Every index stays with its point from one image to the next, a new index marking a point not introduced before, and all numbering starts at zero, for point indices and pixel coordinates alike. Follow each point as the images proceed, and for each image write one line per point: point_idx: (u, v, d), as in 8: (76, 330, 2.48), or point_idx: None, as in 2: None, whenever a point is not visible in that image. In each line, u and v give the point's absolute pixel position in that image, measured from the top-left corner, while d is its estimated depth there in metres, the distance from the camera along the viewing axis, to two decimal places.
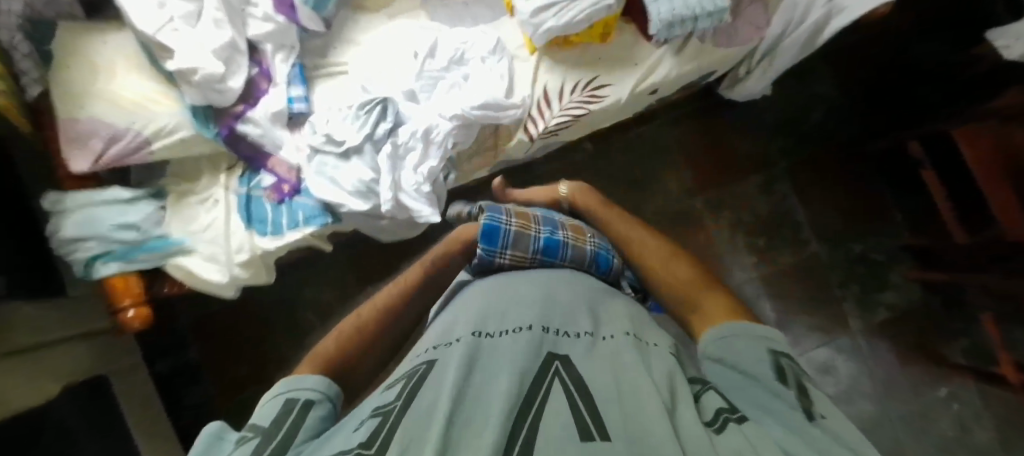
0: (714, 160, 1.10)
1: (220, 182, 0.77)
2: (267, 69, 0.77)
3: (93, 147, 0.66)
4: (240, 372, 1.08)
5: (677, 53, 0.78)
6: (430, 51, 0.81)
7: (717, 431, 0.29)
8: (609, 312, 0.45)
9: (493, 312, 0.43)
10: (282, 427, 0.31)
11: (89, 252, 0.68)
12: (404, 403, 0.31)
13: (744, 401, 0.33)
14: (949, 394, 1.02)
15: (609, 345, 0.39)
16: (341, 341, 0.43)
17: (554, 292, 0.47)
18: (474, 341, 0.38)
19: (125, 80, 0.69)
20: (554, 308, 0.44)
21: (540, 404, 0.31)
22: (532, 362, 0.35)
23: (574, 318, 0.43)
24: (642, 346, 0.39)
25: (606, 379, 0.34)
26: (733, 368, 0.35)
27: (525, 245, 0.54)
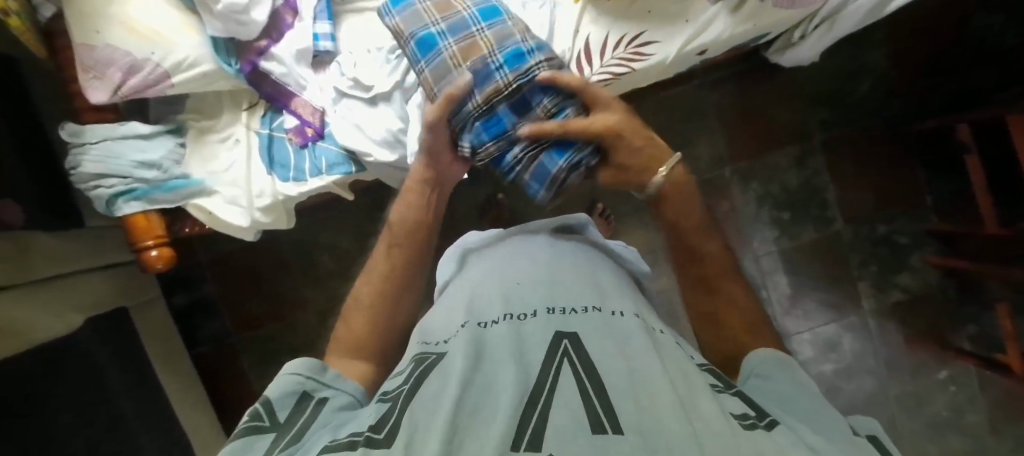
0: (748, 128, 1.05)
1: (242, 120, 0.74)
2: (293, 1, 0.71)
3: (111, 77, 0.63)
4: (256, 310, 1.09)
5: (732, 12, 0.73)
6: None
7: (746, 427, 0.32)
8: (611, 292, 0.50)
9: (504, 298, 0.48)
10: (296, 425, 0.39)
11: (112, 189, 0.65)
12: (410, 390, 0.37)
13: (776, 409, 0.37)
14: (948, 377, 1.06)
15: (619, 325, 0.43)
16: (368, 312, 0.54)
17: (561, 275, 0.52)
18: (483, 332, 0.43)
19: (142, 5, 0.64)
20: (561, 292, 0.48)
21: (550, 385, 0.35)
22: (540, 346, 0.40)
23: (582, 298, 0.47)
24: (647, 329, 0.44)
25: (617, 362, 0.37)
26: (769, 393, 0.39)
27: (500, 38, 0.64)
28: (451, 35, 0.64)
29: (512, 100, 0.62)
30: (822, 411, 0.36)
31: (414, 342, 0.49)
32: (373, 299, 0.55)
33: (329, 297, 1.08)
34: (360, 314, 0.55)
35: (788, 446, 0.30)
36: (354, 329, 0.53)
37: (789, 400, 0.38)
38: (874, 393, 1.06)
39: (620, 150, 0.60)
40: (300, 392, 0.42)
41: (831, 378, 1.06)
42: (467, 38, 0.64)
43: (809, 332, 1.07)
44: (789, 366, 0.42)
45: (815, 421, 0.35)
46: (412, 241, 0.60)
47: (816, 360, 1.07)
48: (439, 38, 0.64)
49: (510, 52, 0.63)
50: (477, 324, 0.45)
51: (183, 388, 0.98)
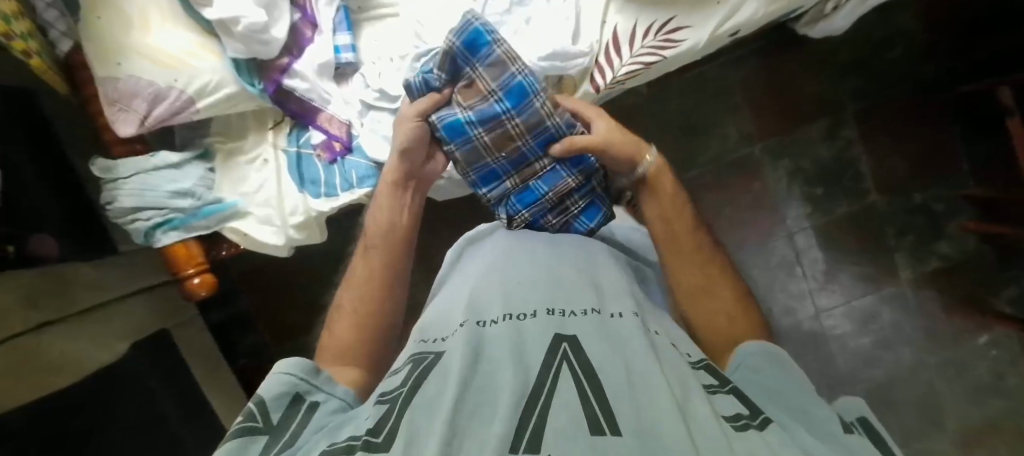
0: (776, 104, 1.02)
1: (268, 140, 0.73)
2: (311, 15, 0.69)
3: (138, 108, 0.62)
4: (293, 321, 1.10)
5: None
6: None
7: (738, 429, 0.31)
8: (609, 289, 0.48)
9: (502, 297, 0.47)
10: (287, 429, 0.38)
11: (149, 222, 0.64)
12: (410, 390, 0.37)
13: (765, 403, 0.37)
14: (989, 342, 1.05)
15: (618, 327, 0.42)
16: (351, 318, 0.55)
17: (556, 275, 0.50)
18: (480, 332, 0.42)
19: (159, 33, 0.63)
20: (559, 291, 0.47)
21: (551, 387, 0.34)
22: (538, 346, 0.39)
23: (580, 298, 0.46)
24: (647, 329, 0.42)
25: (615, 365, 0.36)
26: (757, 388, 0.40)
27: (533, 125, 0.61)
28: (479, 125, 0.62)
29: (544, 175, 0.63)
30: (813, 404, 0.36)
31: (412, 339, 0.48)
32: (356, 302, 0.56)
33: None
34: (344, 317, 0.56)
35: (782, 448, 0.30)
36: (340, 333, 0.54)
37: (779, 395, 0.38)
38: (913, 363, 1.06)
39: (653, 202, 0.58)
40: (293, 392, 0.42)
41: (869, 351, 1.06)
42: (499, 128, 0.62)
43: (845, 306, 1.06)
44: (780, 360, 0.42)
45: (805, 418, 0.35)
46: (391, 243, 0.59)
47: (854, 334, 1.06)
48: (469, 126, 0.62)
49: (545, 139, 0.62)
50: (475, 323, 0.44)
51: (229, 403, 1.00)
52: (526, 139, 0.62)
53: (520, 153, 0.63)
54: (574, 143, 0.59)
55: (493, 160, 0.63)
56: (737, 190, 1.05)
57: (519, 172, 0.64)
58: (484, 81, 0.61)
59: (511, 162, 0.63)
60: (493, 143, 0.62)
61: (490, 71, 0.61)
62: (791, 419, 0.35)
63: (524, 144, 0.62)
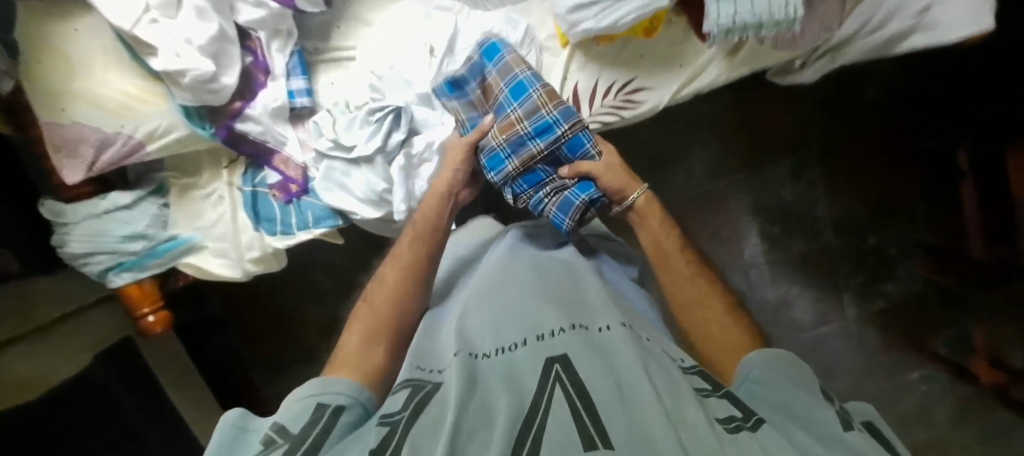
0: (746, 141, 1.03)
1: (223, 178, 0.73)
2: (262, 58, 0.67)
3: (85, 154, 0.62)
4: (260, 326, 1.13)
5: (727, 57, 0.69)
6: (449, 46, 0.68)
7: (730, 432, 0.33)
8: (595, 306, 0.48)
9: (492, 328, 0.46)
10: (312, 433, 0.37)
11: (101, 265, 0.65)
12: (412, 415, 0.36)
13: (768, 413, 0.39)
14: (920, 377, 1.08)
15: (609, 341, 0.41)
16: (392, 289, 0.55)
17: (545, 294, 0.50)
18: (476, 362, 0.41)
19: (104, 77, 0.61)
20: (547, 311, 0.46)
21: (545, 407, 0.33)
22: (530, 369, 0.38)
23: (568, 317, 0.44)
24: (636, 341, 0.42)
25: (604, 378, 0.35)
26: (762, 399, 0.40)
27: (531, 111, 0.63)
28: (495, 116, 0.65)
29: (547, 162, 0.65)
30: (814, 407, 0.37)
31: (408, 369, 0.47)
32: (399, 278, 0.57)
33: (330, 314, 1.11)
34: (383, 290, 0.56)
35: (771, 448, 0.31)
36: (376, 305, 0.54)
37: (783, 402, 0.39)
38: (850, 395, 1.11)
39: (643, 229, 0.63)
40: (316, 402, 0.40)
41: None
42: (507, 117, 0.64)
43: (792, 339, 1.10)
44: (778, 364, 0.43)
45: (805, 422, 0.37)
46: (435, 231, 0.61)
47: None
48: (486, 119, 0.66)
49: (542, 126, 0.63)
50: (468, 354, 0.43)
51: None
52: (527, 125, 0.63)
53: (522, 138, 0.63)
54: (582, 169, 0.64)
55: (497, 143, 0.64)
56: (700, 223, 1.07)
57: (520, 158, 0.64)
58: (496, 78, 0.65)
59: (515, 147, 0.64)
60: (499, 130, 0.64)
61: (500, 71, 0.64)
62: (794, 428, 0.36)
63: (523, 130, 0.63)
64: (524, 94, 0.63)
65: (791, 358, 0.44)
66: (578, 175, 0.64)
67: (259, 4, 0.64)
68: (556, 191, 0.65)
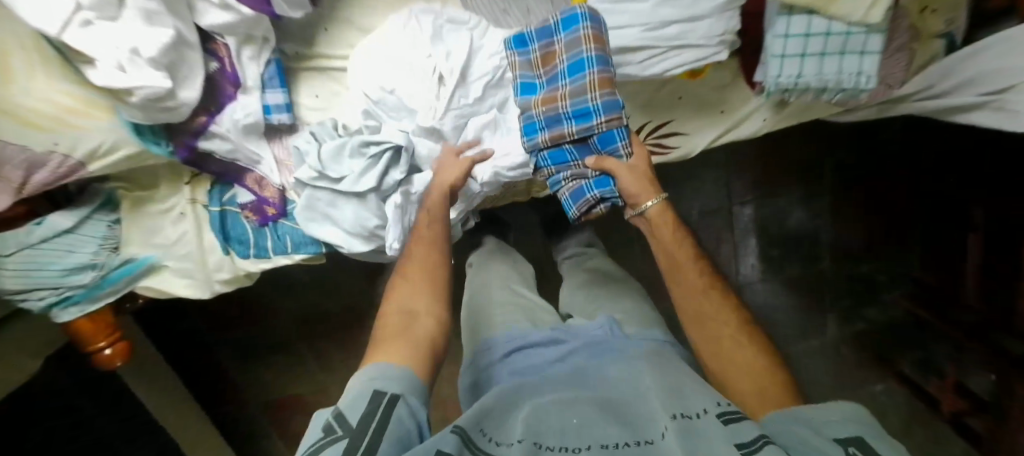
0: (761, 159, 0.98)
1: (184, 194, 0.63)
2: (231, 68, 0.55)
3: (11, 177, 0.50)
4: (226, 313, 1.04)
5: (778, 108, 0.60)
6: (460, 75, 0.56)
7: None
8: (648, 399, 0.43)
9: (557, 413, 0.42)
10: (370, 431, 0.34)
11: (43, 300, 0.57)
12: None
13: None
14: (881, 389, 1.10)
15: (669, 447, 0.36)
16: (423, 259, 0.50)
17: (593, 390, 0.46)
18: (537, 452, 0.37)
19: (20, 83, 0.48)
20: (613, 412, 0.42)
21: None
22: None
23: (636, 427, 0.40)
24: (692, 429, 0.37)
25: None
26: (796, 439, 0.35)
27: (577, 93, 0.50)
28: (546, 86, 0.53)
29: (579, 149, 0.54)
30: None
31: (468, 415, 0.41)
32: (422, 255, 0.50)
33: (303, 306, 1.03)
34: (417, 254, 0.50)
35: None
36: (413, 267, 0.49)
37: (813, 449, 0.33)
38: None
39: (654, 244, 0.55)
40: (371, 390, 0.37)
41: None
42: (555, 89, 0.52)
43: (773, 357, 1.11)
44: (832, 422, 0.36)
45: None
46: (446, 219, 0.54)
47: None
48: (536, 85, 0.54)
49: (581, 112, 0.51)
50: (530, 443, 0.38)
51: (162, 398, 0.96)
52: (565, 105, 0.51)
53: (557, 119, 0.52)
54: (605, 165, 0.53)
55: (535, 112, 0.53)
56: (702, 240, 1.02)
57: (549, 135, 0.53)
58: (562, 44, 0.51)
59: (546, 124, 0.53)
60: (540, 101, 0.53)
61: (568, 43, 0.50)
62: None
63: (563, 109, 0.52)
64: (578, 72, 0.50)
65: (847, 406, 0.37)
66: (601, 170, 0.53)
67: (226, 6, 0.51)
68: (574, 177, 0.55)
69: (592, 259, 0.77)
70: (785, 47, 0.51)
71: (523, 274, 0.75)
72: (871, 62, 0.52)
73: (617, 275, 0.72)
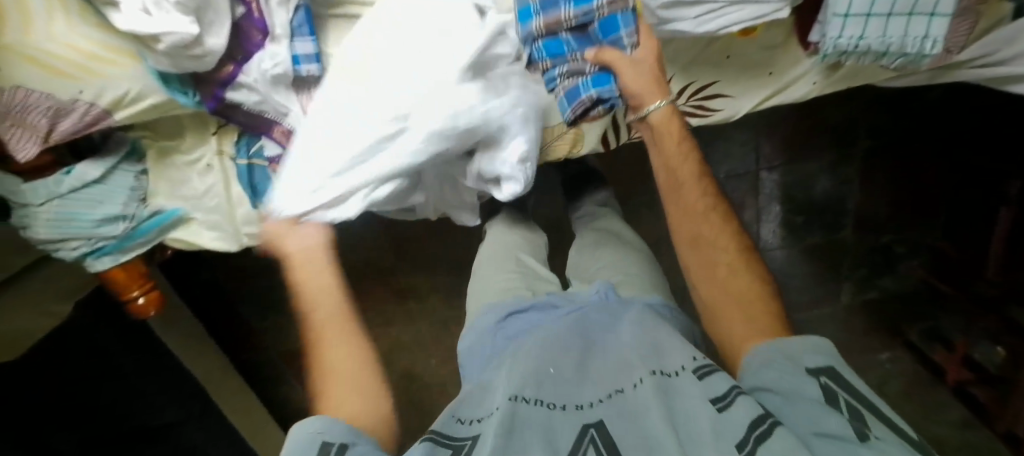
0: (796, 124, 0.94)
1: (211, 146, 0.61)
2: (258, 12, 0.51)
3: (37, 125, 0.49)
4: (245, 264, 1.05)
5: (829, 72, 0.57)
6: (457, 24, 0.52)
7: None
8: (625, 352, 0.45)
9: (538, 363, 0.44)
10: None
11: (77, 250, 0.57)
12: None
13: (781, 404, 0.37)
14: (887, 358, 1.10)
15: (642, 396, 0.39)
16: (323, 306, 0.48)
17: (566, 337, 0.48)
18: (521, 406, 0.40)
19: (42, 25, 0.46)
20: (588, 367, 0.45)
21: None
22: (566, 434, 0.38)
23: (609, 378, 0.43)
24: (664, 383, 0.39)
25: (639, 444, 0.36)
26: (776, 375, 0.38)
27: None
28: None
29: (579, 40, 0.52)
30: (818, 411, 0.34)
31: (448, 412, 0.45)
32: (318, 305, 0.48)
33: None
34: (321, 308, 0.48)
35: None
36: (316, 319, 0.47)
37: (792, 392, 0.37)
38: None
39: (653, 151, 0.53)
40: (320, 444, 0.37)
41: None
42: None
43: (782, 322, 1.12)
44: (800, 355, 0.39)
45: (814, 419, 0.34)
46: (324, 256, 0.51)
47: None
48: None
49: None
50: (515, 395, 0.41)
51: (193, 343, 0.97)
52: None
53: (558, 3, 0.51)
54: (605, 57, 0.50)
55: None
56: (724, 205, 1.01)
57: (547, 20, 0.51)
58: None
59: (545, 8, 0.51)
60: None
61: None
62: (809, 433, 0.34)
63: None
64: None
65: (822, 342, 0.40)
66: (600, 63, 0.51)
67: None
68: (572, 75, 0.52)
69: (601, 219, 0.76)
70: (850, 5, 0.48)
71: (533, 246, 0.74)
72: (940, 25, 0.48)
73: (628, 240, 0.71)
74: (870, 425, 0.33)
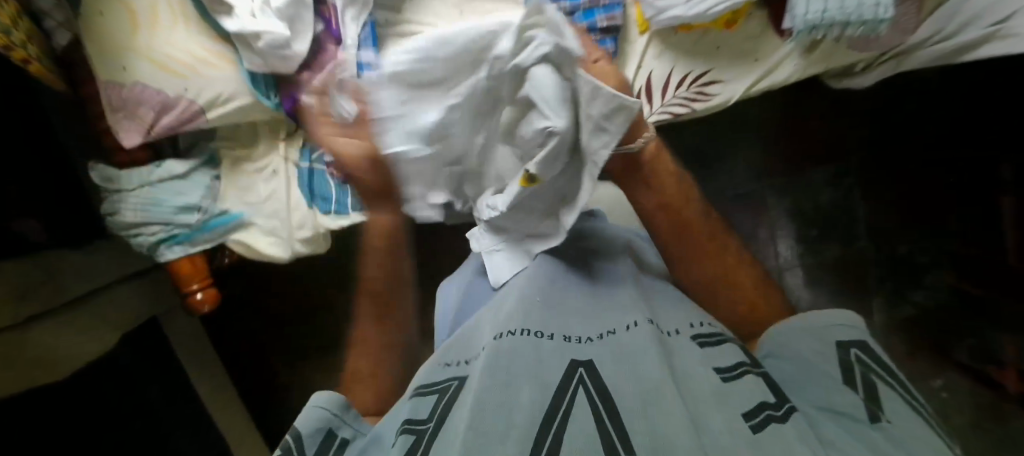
0: (793, 142, 1.08)
1: (279, 152, 0.69)
2: (335, 28, 0.64)
3: (144, 117, 0.59)
4: (283, 312, 1.07)
5: (807, 51, 0.68)
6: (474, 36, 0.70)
7: (755, 430, 0.32)
8: (623, 300, 0.46)
9: (526, 308, 0.45)
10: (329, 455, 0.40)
11: (155, 235, 0.63)
12: (436, 425, 0.37)
13: (796, 387, 0.40)
14: (942, 386, 0.92)
15: (633, 339, 0.40)
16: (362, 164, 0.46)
17: (545, 268, 0.50)
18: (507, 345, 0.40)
19: (169, 36, 0.58)
20: (578, 314, 0.45)
21: (565, 414, 0.34)
22: (554, 366, 0.38)
23: (594, 323, 0.44)
24: (661, 338, 0.40)
25: (629, 384, 0.35)
26: (800, 354, 0.41)
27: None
28: None
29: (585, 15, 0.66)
30: (833, 392, 0.37)
31: (433, 360, 0.48)
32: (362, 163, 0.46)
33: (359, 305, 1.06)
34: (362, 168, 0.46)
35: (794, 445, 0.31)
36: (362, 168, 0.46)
37: (810, 371, 0.39)
38: None
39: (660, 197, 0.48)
40: (326, 430, 0.41)
41: None
42: None
43: None
44: (832, 328, 0.41)
45: (831, 393, 0.37)
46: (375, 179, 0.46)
47: None
48: None
49: None
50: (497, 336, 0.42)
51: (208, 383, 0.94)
52: None
53: None
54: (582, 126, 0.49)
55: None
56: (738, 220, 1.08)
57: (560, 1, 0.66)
58: None
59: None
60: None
61: None
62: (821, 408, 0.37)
63: None
64: None
65: (854, 319, 0.41)
66: None
67: None
68: None
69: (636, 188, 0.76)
70: None
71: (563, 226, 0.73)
72: None
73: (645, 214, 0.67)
74: (880, 402, 0.35)
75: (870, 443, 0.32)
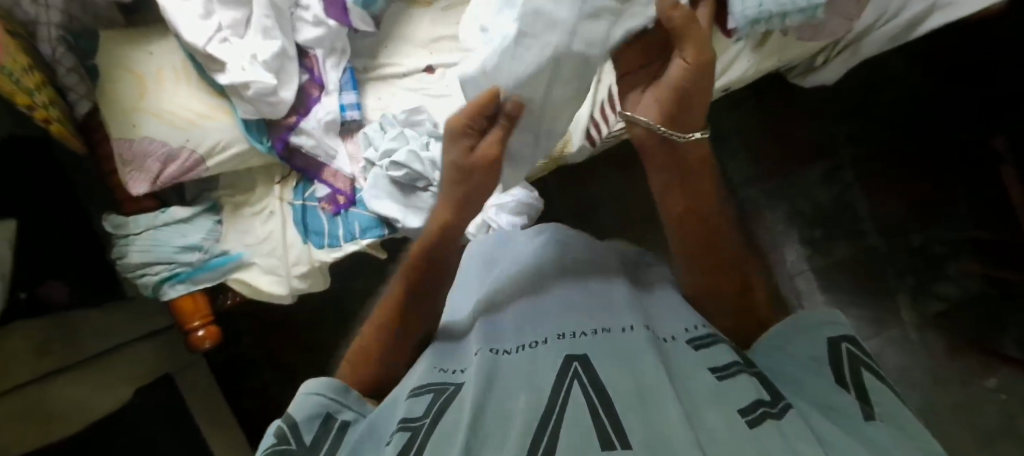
0: (777, 144, 1.07)
1: (274, 194, 0.75)
2: (318, 76, 0.72)
3: (150, 168, 0.65)
4: (293, 362, 1.08)
5: (756, 47, 0.72)
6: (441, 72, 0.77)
7: (752, 423, 0.26)
8: (614, 292, 0.40)
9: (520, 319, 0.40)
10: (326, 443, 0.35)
11: (158, 276, 0.68)
12: (432, 419, 0.31)
13: (785, 378, 0.34)
14: (997, 385, 0.92)
15: (628, 337, 0.34)
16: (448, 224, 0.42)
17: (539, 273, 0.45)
18: (496, 358, 0.35)
19: (172, 95, 0.66)
20: (579, 311, 0.39)
21: (562, 408, 0.28)
22: (547, 368, 0.32)
23: (597, 317, 0.38)
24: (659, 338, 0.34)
25: (626, 378, 0.30)
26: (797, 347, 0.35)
27: None
28: None
29: None
30: (830, 388, 0.31)
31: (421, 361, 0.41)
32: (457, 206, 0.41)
33: None
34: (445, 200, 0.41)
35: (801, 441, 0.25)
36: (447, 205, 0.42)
37: (800, 366, 0.33)
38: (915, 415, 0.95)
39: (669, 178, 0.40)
40: (324, 414, 0.37)
41: None
42: None
43: None
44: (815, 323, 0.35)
45: (825, 388, 0.31)
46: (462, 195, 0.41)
47: None
48: None
49: None
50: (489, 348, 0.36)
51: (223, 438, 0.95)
52: None
53: None
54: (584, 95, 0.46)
55: None
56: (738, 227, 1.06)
57: None
58: None
59: None
60: None
61: None
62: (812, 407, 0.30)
63: None
64: None
65: (837, 317, 0.35)
66: None
67: (318, 23, 0.71)
68: None
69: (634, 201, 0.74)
70: None
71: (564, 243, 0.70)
72: None
73: None
74: (871, 394, 0.30)
75: (867, 439, 0.27)
